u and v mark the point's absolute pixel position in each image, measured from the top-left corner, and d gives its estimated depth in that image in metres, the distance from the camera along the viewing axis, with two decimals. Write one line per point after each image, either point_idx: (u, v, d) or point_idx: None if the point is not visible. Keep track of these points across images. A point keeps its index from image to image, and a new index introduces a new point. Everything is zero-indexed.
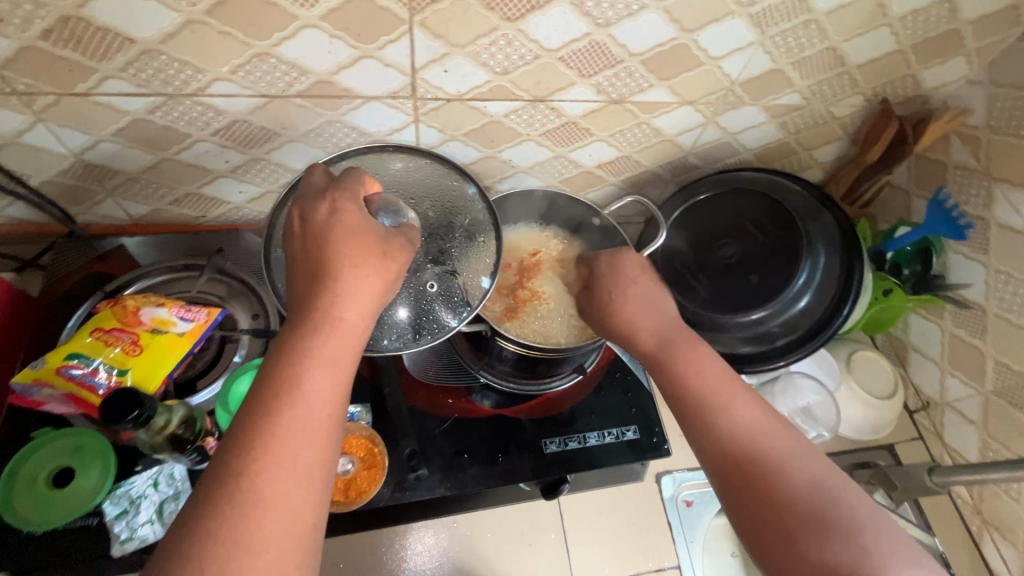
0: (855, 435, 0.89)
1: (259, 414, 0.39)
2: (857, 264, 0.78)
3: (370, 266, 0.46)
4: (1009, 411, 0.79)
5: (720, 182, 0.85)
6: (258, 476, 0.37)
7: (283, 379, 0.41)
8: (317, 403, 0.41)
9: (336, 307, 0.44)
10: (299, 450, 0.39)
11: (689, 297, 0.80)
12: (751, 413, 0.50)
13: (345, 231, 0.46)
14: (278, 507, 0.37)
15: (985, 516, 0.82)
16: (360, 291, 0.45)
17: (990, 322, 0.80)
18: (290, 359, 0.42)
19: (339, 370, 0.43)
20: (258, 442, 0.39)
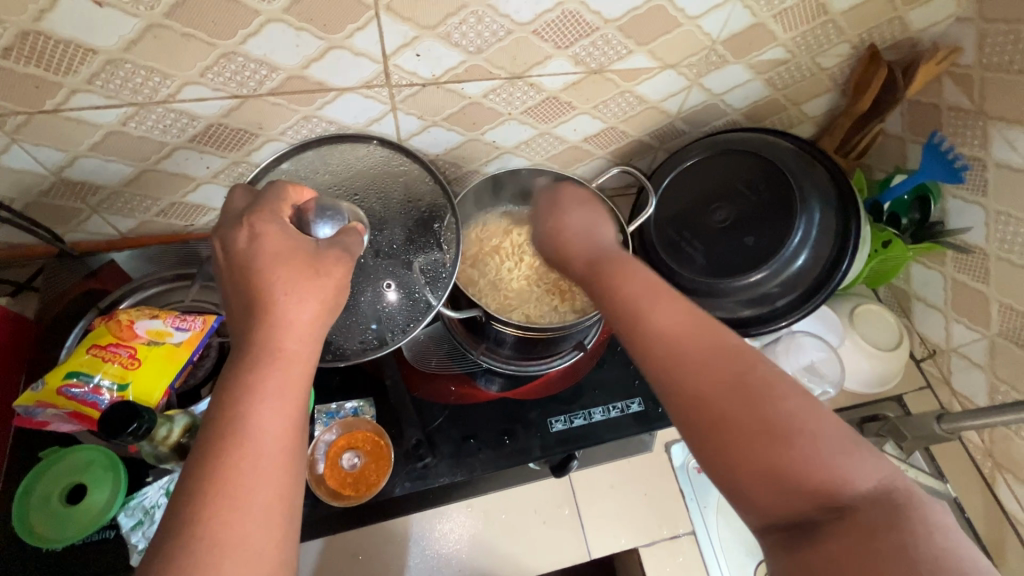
0: (863, 388, 0.89)
1: (207, 461, 0.40)
2: (853, 221, 0.76)
3: (303, 288, 0.46)
4: (1015, 352, 0.79)
5: (709, 146, 0.84)
6: (213, 523, 0.38)
7: (229, 419, 0.41)
8: (268, 439, 0.41)
9: (275, 339, 0.44)
10: (256, 486, 0.39)
11: (685, 265, 0.80)
12: (683, 319, 0.48)
13: (268, 256, 0.46)
14: (238, 546, 0.38)
15: (997, 458, 0.82)
16: (300, 317, 0.45)
17: (992, 264, 0.79)
18: (234, 399, 0.41)
19: (286, 401, 0.43)
20: (211, 488, 0.39)
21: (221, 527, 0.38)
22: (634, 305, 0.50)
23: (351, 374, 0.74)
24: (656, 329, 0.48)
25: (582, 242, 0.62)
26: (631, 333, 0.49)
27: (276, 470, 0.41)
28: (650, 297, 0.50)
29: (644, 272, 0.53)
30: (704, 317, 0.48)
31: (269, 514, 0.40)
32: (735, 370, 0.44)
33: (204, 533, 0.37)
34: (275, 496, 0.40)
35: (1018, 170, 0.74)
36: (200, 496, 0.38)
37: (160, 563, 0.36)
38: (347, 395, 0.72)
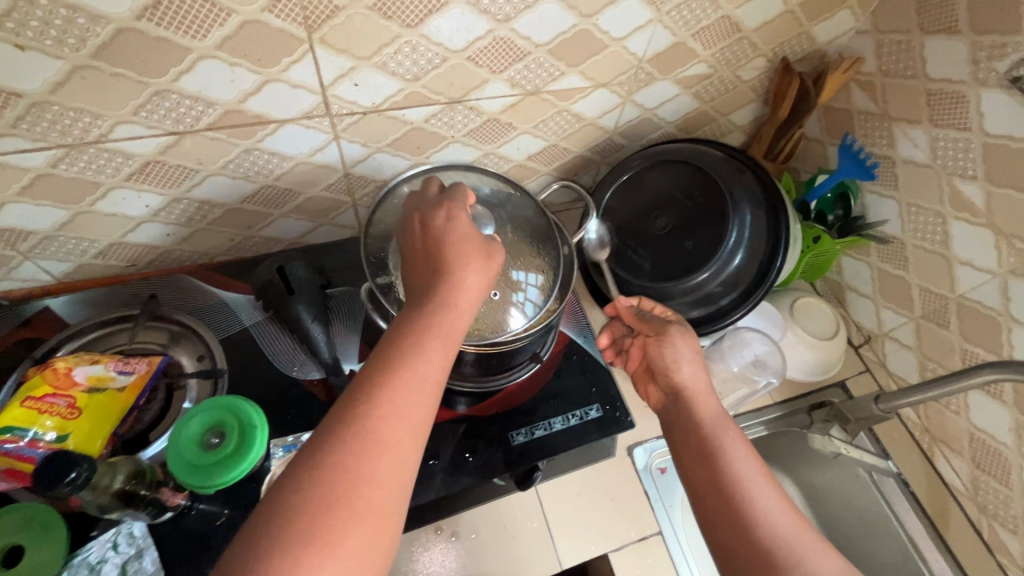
0: (808, 377, 0.93)
1: (386, 369, 0.48)
2: (781, 217, 0.81)
3: (475, 263, 0.55)
4: (938, 332, 0.85)
5: (646, 158, 0.88)
6: (373, 420, 0.44)
7: (407, 343, 0.49)
8: (430, 368, 0.49)
9: (451, 296, 0.53)
10: (415, 403, 0.46)
11: (634, 274, 0.84)
12: (783, 510, 0.54)
13: (457, 236, 0.56)
14: (387, 446, 0.44)
15: (933, 433, 0.88)
16: (468, 283, 0.54)
17: (910, 252, 0.86)
18: (413, 330, 0.50)
19: (449, 346, 0.51)
20: (385, 392, 0.46)
21: (381, 426, 0.44)
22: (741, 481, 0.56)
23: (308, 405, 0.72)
24: (750, 508, 0.54)
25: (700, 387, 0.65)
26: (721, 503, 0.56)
27: (430, 396, 0.48)
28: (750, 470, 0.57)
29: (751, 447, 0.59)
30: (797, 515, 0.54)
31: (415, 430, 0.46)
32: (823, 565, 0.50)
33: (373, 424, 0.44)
34: (421, 420, 0.46)
35: (922, 164, 0.81)
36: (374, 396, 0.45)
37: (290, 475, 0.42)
38: (304, 426, 0.70)
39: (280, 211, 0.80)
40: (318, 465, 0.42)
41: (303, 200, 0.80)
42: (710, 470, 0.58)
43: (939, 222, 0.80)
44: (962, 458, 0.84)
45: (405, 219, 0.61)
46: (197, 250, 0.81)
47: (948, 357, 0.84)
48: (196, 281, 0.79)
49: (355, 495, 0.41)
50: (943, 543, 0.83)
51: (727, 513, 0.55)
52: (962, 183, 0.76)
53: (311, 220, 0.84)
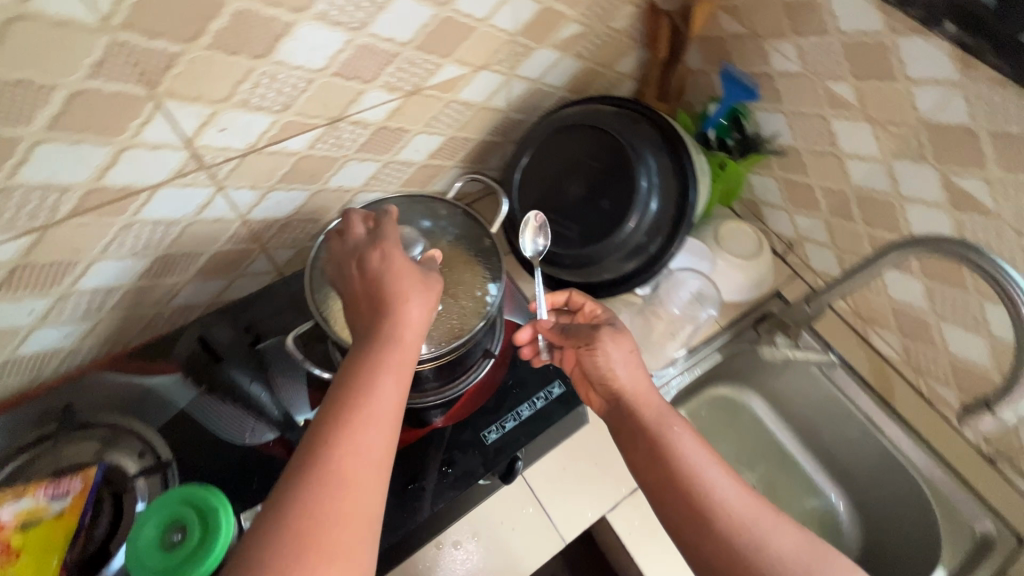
0: (747, 296, 0.98)
1: (336, 411, 0.47)
2: (682, 152, 0.84)
3: (416, 292, 0.54)
4: (847, 224, 0.90)
5: (543, 131, 0.89)
6: (331, 468, 0.43)
7: (356, 381, 0.48)
8: (383, 403, 0.48)
9: (395, 329, 0.52)
10: (372, 439, 0.46)
11: (563, 245, 0.85)
12: (737, 490, 0.57)
13: (394, 272, 0.55)
14: (347, 494, 0.43)
15: (864, 316, 0.95)
16: (411, 316, 0.53)
17: (806, 158, 0.91)
18: (360, 366, 0.49)
19: (400, 378, 0.50)
20: (338, 434, 0.45)
21: (338, 471, 0.43)
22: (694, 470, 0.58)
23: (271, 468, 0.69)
24: (706, 495, 0.56)
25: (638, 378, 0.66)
26: (676, 497, 0.57)
27: (386, 430, 0.47)
28: (702, 456, 0.59)
29: (698, 437, 0.61)
30: (749, 493, 0.57)
31: (376, 467, 0.45)
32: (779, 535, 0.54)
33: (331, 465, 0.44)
34: (380, 461, 0.46)
35: (796, 74, 0.85)
36: (325, 440, 0.45)
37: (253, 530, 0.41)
38: (272, 490, 0.67)
39: (183, 276, 0.75)
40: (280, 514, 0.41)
41: (207, 260, 0.76)
42: (660, 469, 0.59)
43: (823, 123, 0.85)
44: (892, 331, 0.91)
45: (343, 262, 0.59)
46: (105, 341, 0.75)
47: (860, 245, 0.90)
48: (115, 374, 0.74)
49: (323, 537, 0.41)
50: (893, 411, 0.90)
51: (682, 507, 0.57)
52: (834, 84, 0.81)
53: (223, 277, 0.80)
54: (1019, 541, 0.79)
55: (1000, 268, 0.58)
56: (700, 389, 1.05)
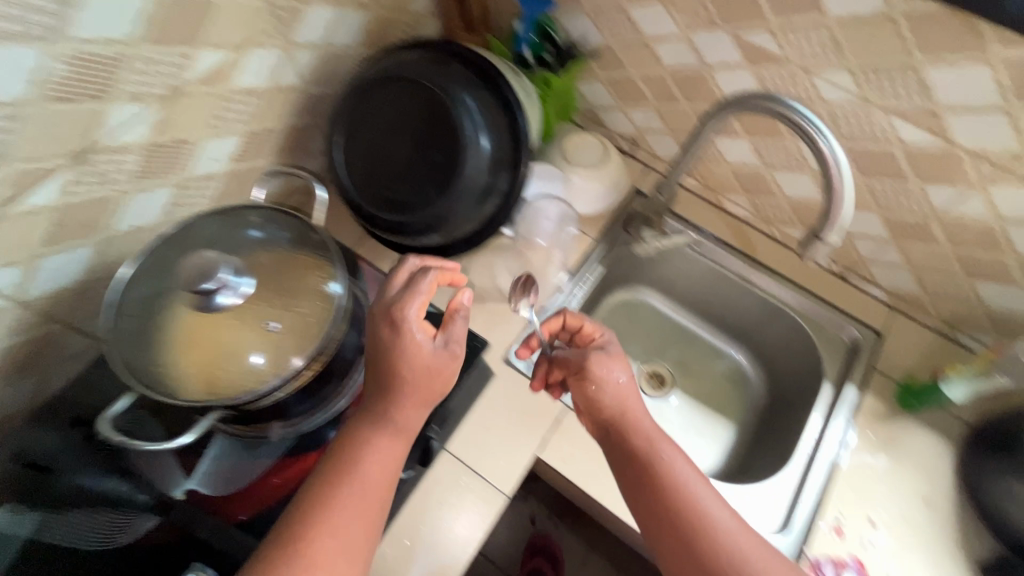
0: (609, 202, 0.99)
1: (332, 483, 0.54)
2: (495, 78, 0.81)
3: (415, 372, 0.56)
4: (674, 106, 0.92)
5: (345, 101, 0.81)
6: (322, 523, 0.51)
7: (351, 458, 0.55)
8: (370, 481, 0.55)
9: (394, 419, 0.57)
10: (354, 516, 0.52)
11: (412, 212, 0.80)
12: (723, 509, 0.60)
13: (411, 359, 0.56)
14: (332, 547, 0.51)
15: (712, 186, 1.00)
16: (407, 415, 0.57)
17: (618, 52, 0.91)
18: (356, 447, 0.56)
19: (394, 453, 0.57)
20: (329, 506, 0.52)
21: (327, 527, 0.51)
22: (683, 486, 0.61)
23: (162, 553, 0.62)
24: (693, 510, 0.59)
25: (626, 395, 0.67)
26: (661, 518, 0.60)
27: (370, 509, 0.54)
28: (695, 483, 0.61)
29: (690, 459, 0.63)
30: (733, 513, 0.61)
31: (366, 523, 0.53)
32: (755, 550, 0.58)
33: (315, 534, 0.51)
34: (367, 520, 0.53)
35: None
36: (316, 512, 0.52)
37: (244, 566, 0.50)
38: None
39: None
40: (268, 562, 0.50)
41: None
42: (651, 495, 0.61)
43: (621, 14, 0.85)
44: (739, 193, 0.97)
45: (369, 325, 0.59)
46: None
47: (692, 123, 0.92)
48: None
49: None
50: (757, 262, 0.99)
51: (671, 534, 0.59)
52: None
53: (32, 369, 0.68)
54: (874, 333, 0.92)
55: (795, 112, 0.61)
56: (596, 306, 1.07)
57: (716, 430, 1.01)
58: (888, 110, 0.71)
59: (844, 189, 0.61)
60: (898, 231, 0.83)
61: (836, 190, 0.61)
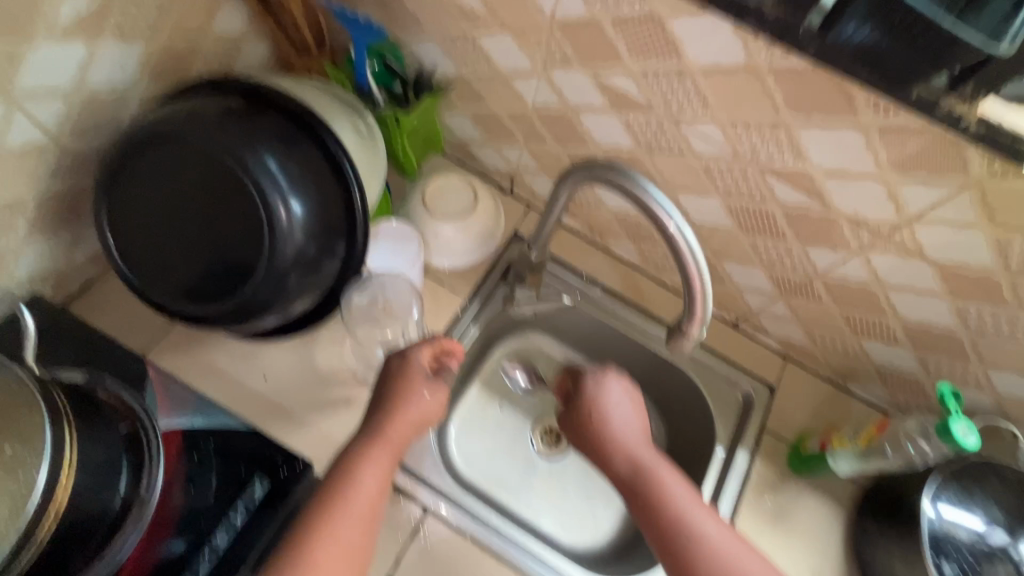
0: (482, 254, 0.86)
1: (327, 499, 0.57)
2: (310, 121, 0.66)
3: (417, 392, 0.64)
4: (546, 147, 0.80)
5: (105, 164, 0.62)
6: (327, 528, 0.55)
7: (342, 479, 0.58)
8: (368, 493, 0.57)
9: (387, 434, 0.61)
10: (347, 530, 0.55)
11: (213, 300, 0.63)
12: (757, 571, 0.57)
13: (410, 387, 0.64)
14: (345, 534, 0.55)
15: (597, 230, 0.90)
16: (396, 433, 0.62)
17: (477, 85, 0.78)
18: (352, 461, 0.59)
19: (383, 466, 0.59)
20: (320, 526, 0.55)
21: (334, 528, 0.55)
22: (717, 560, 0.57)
23: None
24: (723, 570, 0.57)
25: (646, 451, 0.65)
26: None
27: (354, 555, 0.55)
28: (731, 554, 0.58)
29: (721, 525, 0.60)
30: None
31: (366, 525, 0.56)
32: None
33: (310, 556, 0.53)
34: (363, 532, 0.56)
35: None
36: (310, 535, 0.54)
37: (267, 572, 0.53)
38: None
39: None
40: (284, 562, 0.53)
41: None
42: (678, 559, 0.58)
43: (473, 44, 0.72)
44: (625, 238, 0.88)
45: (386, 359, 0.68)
46: None
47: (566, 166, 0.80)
48: None
49: None
50: (645, 312, 0.89)
51: None
52: None
53: None
54: (768, 387, 0.84)
55: (659, 207, 0.51)
56: (478, 362, 0.94)
57: (613, 487, 0.90)
58: (763, 168, 0.61)
59: (704, 290, 0.53)
60: (783, 288, 0.75)
61: (696, 293, 0.54)
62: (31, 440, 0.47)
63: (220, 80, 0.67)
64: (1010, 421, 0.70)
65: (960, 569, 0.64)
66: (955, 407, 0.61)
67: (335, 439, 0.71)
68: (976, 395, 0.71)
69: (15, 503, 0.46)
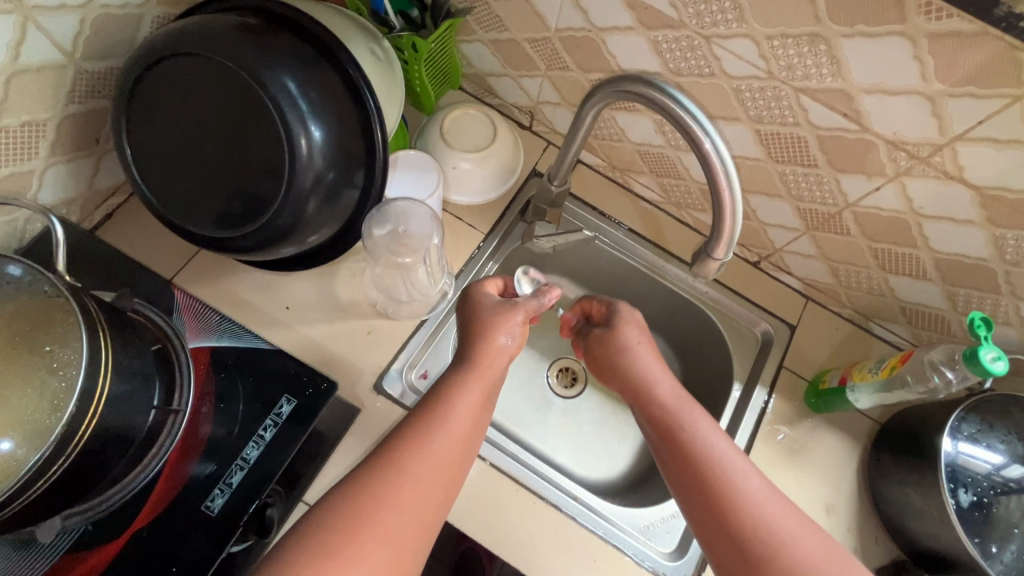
0: (501, 189, 0.85)
1: (418, 418, 0.55)
2: (326, 39, 0.64)
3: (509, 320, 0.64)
4: (568, 75, 0.77)
5: (124, 85, 0.62)
6: (421, 443, 0.53)
7: (435, 399, 0.57)
8: (464, 415, 0.56)
9: (483, 361, 0.60)
10: (439, 447, 0.53)
11: (236, 225, 0.63)
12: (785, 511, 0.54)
13: (502, 316, 0.64)
14: (439, 450, 0.53)
15: (618, 166, 0.87)
16: (491, 361, 0.61)
17: (497, 8, 0.74)
18: (446, 383, 0.58)
19: (477, 394, 0.59)
20: (411, 440, 0.53)
21: (427, 443, 0.53)
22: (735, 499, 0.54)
23: None
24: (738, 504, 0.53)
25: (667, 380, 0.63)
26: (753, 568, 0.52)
27: (445, 472, 0.53)
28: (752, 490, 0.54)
29: (744, 459, 0.57)
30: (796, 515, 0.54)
31: (457, 448, 0.54)
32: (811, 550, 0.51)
33: (399, 468, 0.51)
34: (455, 454, 0.54)
35: None
36: (400, 448, 0.52)
37: (351, 480, 0.51)
38: None
39: None
40: (374, 471, 0.51)
41: None
42: (692, 489, 0.56)
43: None
44: (647, 174, 0.85)
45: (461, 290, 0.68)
46: None
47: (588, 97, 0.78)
48: None
49: (382, 515, 0.48)
50: (666, 251, 0.88)
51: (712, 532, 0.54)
52: None
53: None
54: (788, 326, 0.84)
55: (693, 122, 0.49)
56: None
57: (628, 425, 0.92)
58: (798, 87, 0.59)
59: (734, 208, 0.52)
60: (810, 222, 0.73)
61: (726, 212, 0.52)
62: (68, 341, 0.48)
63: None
64: None
65: (976, 497, 0.64)
66: (985, 334, 0.61)
67: (356, 366, 0.73)
68: (1004, 330, 0.70)
69: (58, 399, 0.47)
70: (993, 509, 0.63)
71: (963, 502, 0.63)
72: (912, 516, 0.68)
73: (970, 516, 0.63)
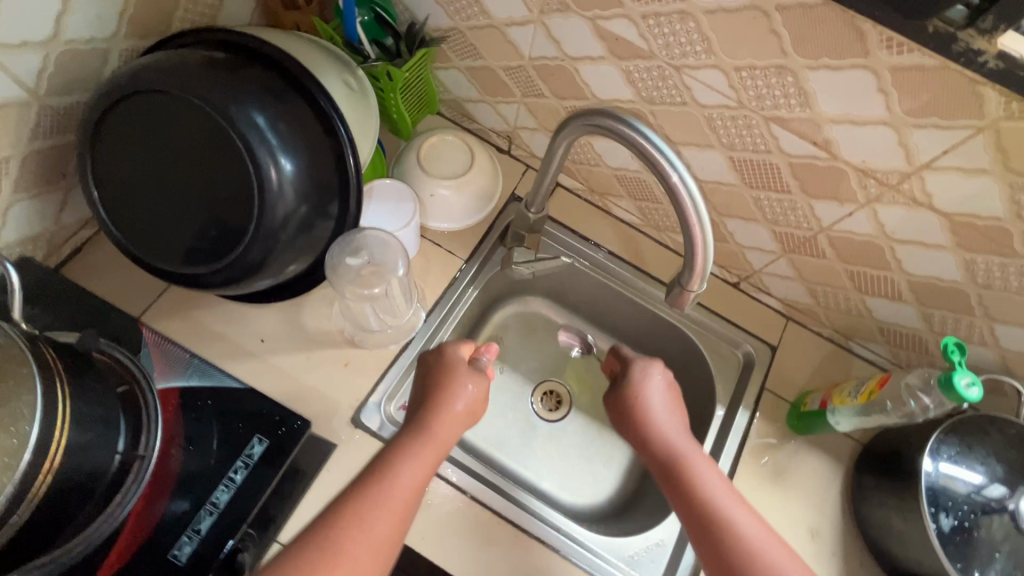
0: (478, 216, 0.84)
1: (361, 483, 0.58)
2: (297, 71, 0.63)
3: (463, 388, 0.66)
4: (544, 103, 0.77)
5: (90, 121, 0.61)
6: (360, 512, 0.55)
7: (385, 466, 0.59)
8: (412, 486, 0.59)
9: (432, 428, 0.63)
10: (380, 520, 0.55)
11: (206, 260, 0.62)
12: None
13: (457, 391, 0.66)
14: (381, 521, 0.55)
15: (597, 189, 0.88)
16: (444, 429, 0.64)
17: (472, 37, 0.75)
18: (396, 449, 0.61)
19: (427, 463, 0.61)
20: (351, 509, 0.56)
21: (367, 512, 0.55)
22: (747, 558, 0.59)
23: None
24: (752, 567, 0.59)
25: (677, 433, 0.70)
26: None
27: (387, 543, 0.55)
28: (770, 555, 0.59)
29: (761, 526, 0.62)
30: None
31: (396, 519, 0.56)
32: None
33: (335, 536, 0.54)
34: (393, 528, 0.56)
35: None
36: (340, 516, 0.55)
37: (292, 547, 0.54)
38: None
39: None
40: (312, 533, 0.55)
41: None
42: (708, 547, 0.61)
43: None
44: (625, 198, 0.86)
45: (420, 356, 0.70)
46: None
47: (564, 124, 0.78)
48: None
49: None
50: (646, 273, 0.88)
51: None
52: None
53: None
54: (770, 347, 0.84)
55: (660, 155, 0.49)
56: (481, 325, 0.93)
57: (613, 448, 0.91)
58: (768, 117, 0.59)
59: (705, 240, 0.52)
60: (786, 245, 0.73)
61: (697, 243, 0.52)
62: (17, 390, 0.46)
63: (204, 31, 0.64)
64: (1013, 377, 0.70)
65: (957, 521, 0.64)
66: (959, 359, 0.61)
67: (333, 400, 0.71)
68: (980, 351, 0.70)
69: (10, 458, 0.45)
70: (975, 533, 0.63)
71: (944, 527, 0.63)
72: (896, 540, 0.68)
73: (952, 541, 0.63)
